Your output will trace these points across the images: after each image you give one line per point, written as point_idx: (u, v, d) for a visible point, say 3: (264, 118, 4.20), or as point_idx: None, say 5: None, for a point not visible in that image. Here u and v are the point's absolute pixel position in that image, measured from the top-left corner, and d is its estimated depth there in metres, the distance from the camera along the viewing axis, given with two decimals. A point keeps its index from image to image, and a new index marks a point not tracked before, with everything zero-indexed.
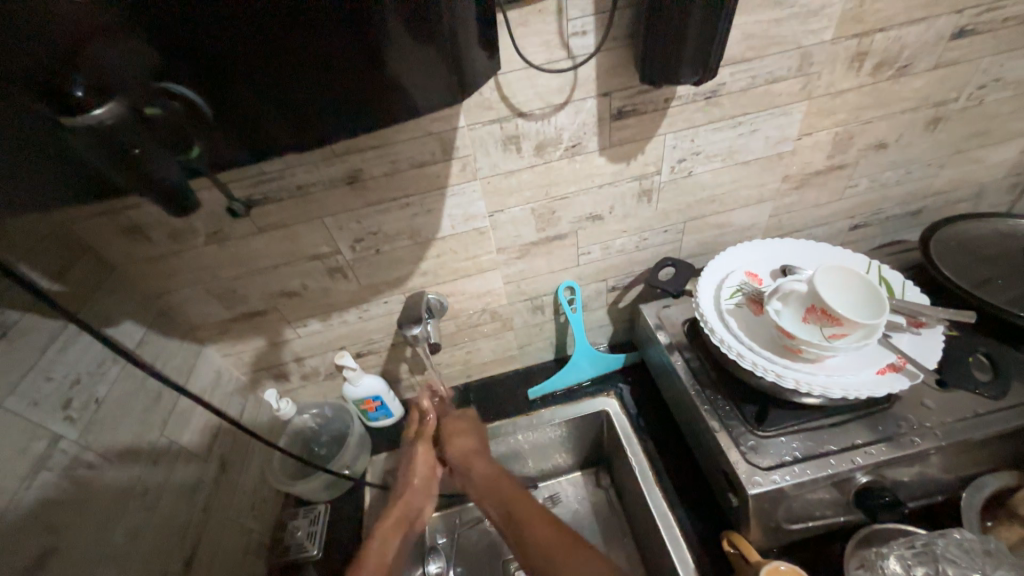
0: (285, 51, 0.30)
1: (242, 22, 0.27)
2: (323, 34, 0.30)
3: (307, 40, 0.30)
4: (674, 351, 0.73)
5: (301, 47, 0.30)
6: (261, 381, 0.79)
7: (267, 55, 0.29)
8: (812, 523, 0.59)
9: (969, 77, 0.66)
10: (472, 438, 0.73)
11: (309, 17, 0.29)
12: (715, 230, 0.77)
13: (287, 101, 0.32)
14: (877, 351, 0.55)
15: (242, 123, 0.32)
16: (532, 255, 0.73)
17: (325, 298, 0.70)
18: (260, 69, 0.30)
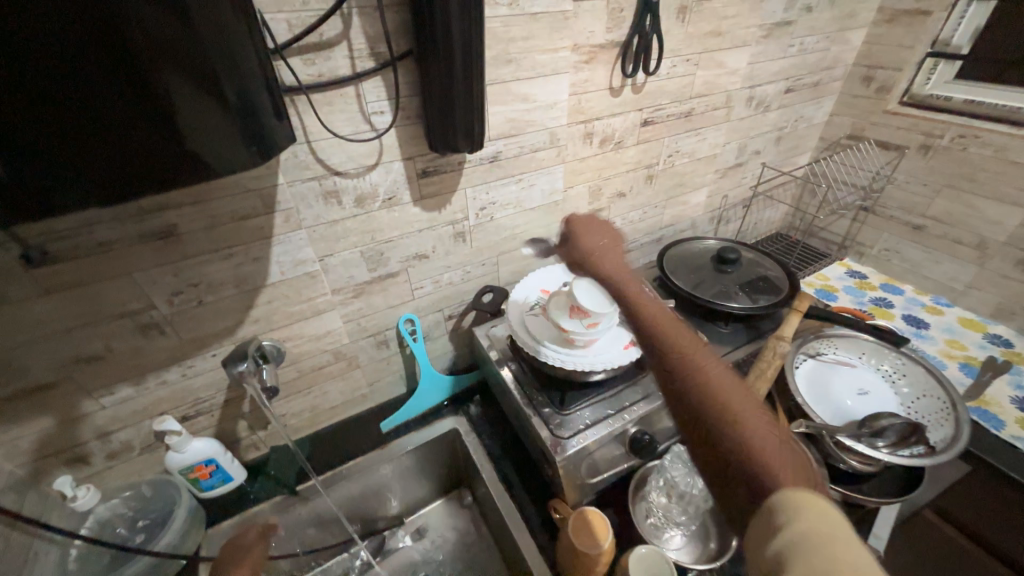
0: (78, 125, 0.34)
1: (29, 101, 0.31)
2: (116, 116, 0.35)
3: (100, 116, 0.34)
4: (502, 363, 0.87)
5: (90, 126, 0.34)
6: (48, 470, 0.68)
7: (60, 128, 0.33)
8: (604, 476, 0.75)
9: (660, 149, 1.01)
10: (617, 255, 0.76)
11: (99, 98, 0.34)
12: (522, 260, 0.97)
13: (73, 168, 0.35)
14: (623, 333, 0.77)
15: (37, 187, 0.35)
16: (368, 293, 0.81)
17: (137, 359, 0.66)
18: (48, 145, 0.34)
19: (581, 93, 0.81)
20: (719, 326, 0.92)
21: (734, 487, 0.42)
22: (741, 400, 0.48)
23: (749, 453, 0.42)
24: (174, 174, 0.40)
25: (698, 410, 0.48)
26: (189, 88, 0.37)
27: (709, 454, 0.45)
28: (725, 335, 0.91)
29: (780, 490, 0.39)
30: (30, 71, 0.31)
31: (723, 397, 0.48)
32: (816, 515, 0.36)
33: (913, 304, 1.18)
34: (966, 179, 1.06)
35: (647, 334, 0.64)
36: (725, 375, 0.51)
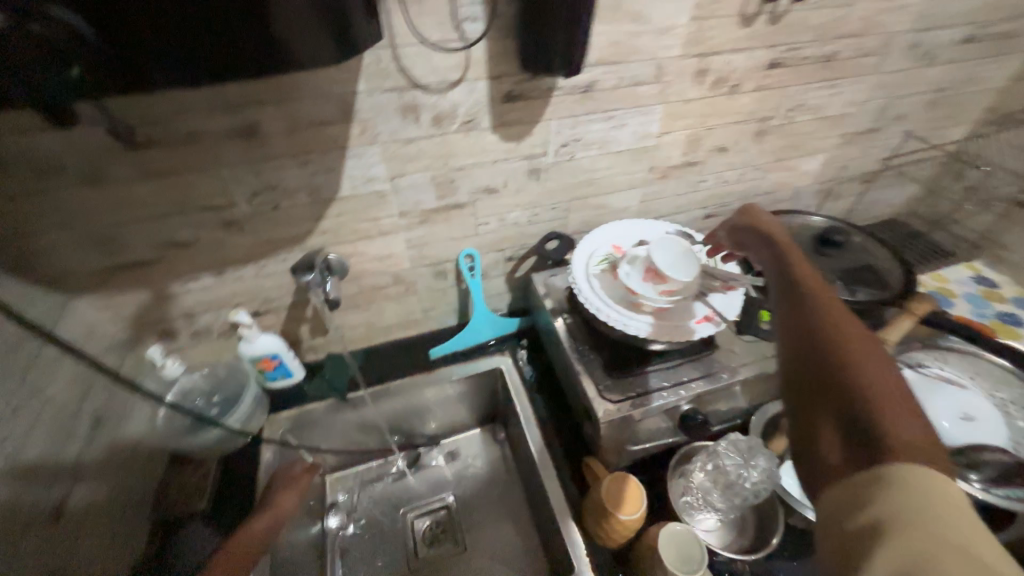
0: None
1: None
2: None
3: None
4: (556, 313, 0.84)
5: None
6: (144, 339, 0.76)
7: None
8: (648, 444, 0.74)
9: (782, 100, 0.85)
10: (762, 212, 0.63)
11: None
12: (595, 210, 0.90)
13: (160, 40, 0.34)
14: (695, 307, 0.70)
15: (123, 57, 0.34)
16: (433, 221, 0.79)
17: (218, 252, 0.69)
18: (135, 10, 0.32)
19: (705, 17, 0.68)
20: None
21: (829, 440, 0.35)
22: (879, 352, 0.37)
23: (868, 407, 0.34)
24: (250, 60, 0.37)
25: (807, 342, 0.40)
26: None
27: (810, 398, 0.37)
28: None
29: (892, 460, 0.32)
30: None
31: (859, 344, 0.37)
32: (940, 496, 0.30)
33: None
34: None
35: (775, 264, 0.52)
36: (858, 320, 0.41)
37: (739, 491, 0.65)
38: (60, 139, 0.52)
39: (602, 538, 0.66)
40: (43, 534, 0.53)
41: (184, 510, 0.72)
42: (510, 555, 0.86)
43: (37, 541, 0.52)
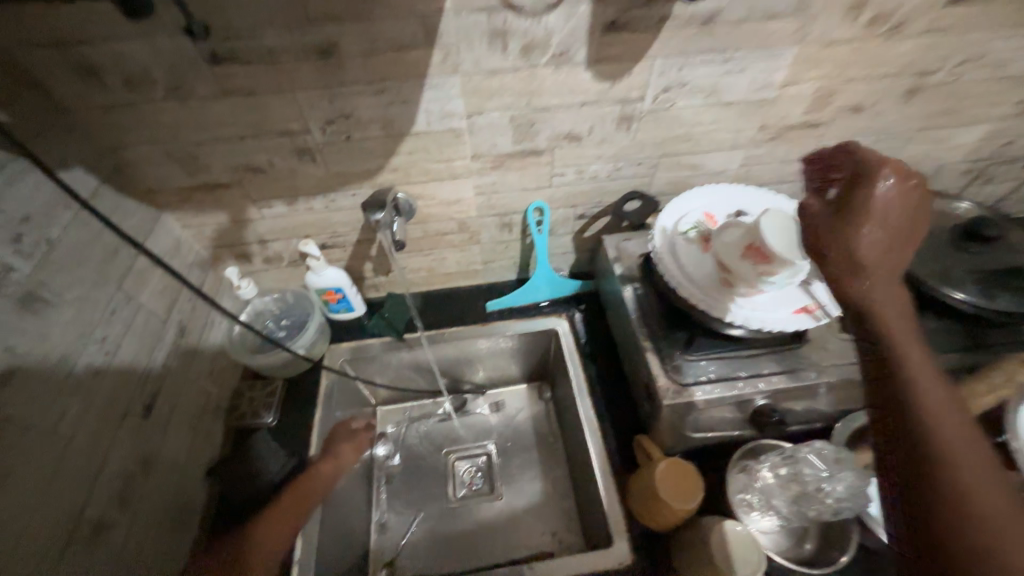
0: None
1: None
2: None
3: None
4: (626, 281, 0.77)
5: None
6: (223, 259, 0.80)
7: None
8: (712, 434, 0.68)
9: (953, 49, 0.68)
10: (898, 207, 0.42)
11: None
12: (686, 170, 0.79)
13: None
14: (798, 294, 0.61)
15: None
16: (506, 167, 0.73)
17: (292, 180, 0.69)
18: None
19: None
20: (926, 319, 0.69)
21: None
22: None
23: None
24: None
25: (927, 500, 0.36)
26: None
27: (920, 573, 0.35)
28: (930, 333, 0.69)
29: None
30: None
31: (994, 531, 0.33)
32: None
33: None
34: None
35: (870, 327, 0.42)
36: (978, 452, 0.36)
37: (814, 501, 0.58)
38: (148, 47, 0.51)
39: (643, 517, 0.64)
40: (136, 427, 0.59)
41: (253, 422, 0.77)
42: (545, 512, 0.86)
43: (130, 432, 0.58)
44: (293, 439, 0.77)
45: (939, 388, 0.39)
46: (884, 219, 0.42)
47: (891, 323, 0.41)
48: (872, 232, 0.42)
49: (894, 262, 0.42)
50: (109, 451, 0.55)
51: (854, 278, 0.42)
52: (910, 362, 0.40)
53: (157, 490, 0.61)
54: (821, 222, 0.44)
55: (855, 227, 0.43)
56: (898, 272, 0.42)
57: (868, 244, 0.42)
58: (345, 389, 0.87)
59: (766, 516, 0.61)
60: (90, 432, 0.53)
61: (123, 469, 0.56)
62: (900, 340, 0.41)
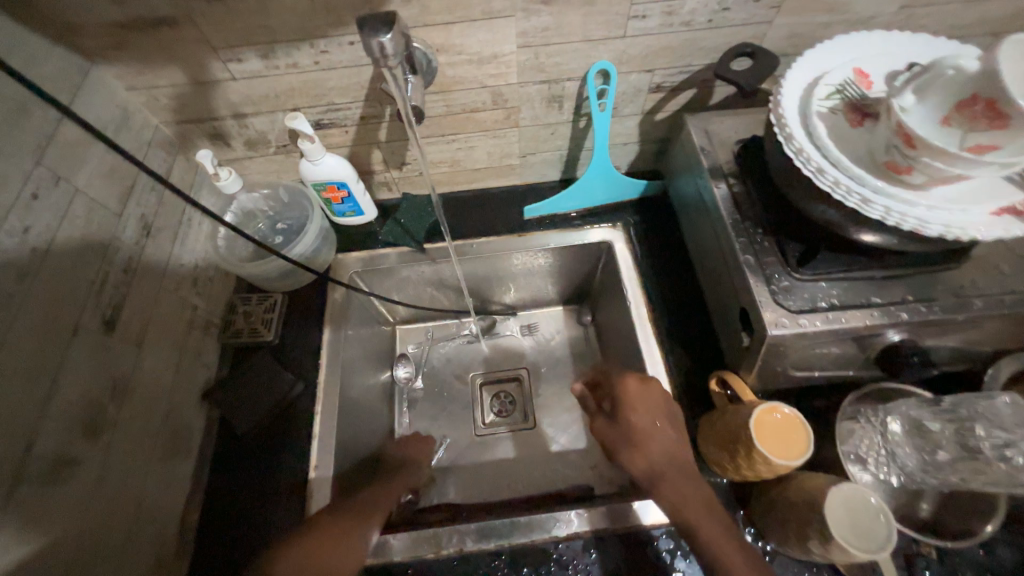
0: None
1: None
2: None
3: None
4: (717, 177, 0.58)
5: None
6: (193, 139, 0.63)
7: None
8: (818, 374, 0.54)
9: None
10: (636, 418, 0.53)
11: None
12: (822, 14, 0.55)
13: None
14: (1002, 188, 0.41)
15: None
16: (565, 1, 0.51)
17: (263, 15, 0.49)
18: None
19: None
20: None
21: None
22: None
23: None
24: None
25: None
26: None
27: None
28: None
29: None
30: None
31: None
32: None
33: None
34: None
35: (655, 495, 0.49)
36: (719, 514, 0.46)
37: (982, 469, 0.42)
38: None
39: (719, 467, 0.52)
40: (97, 345, 0.47)
41: (252, 341, 0.66)
42: (584, 444, 0.77)
43: (87, 351, 0.46)
44: (299, 363, 0.66)
45: (728, 542, 0.44)
46: (645, 428, 0.52)
47: (659, 469, 0.50)
48: (660, 426, 0.52)
49: (664, 445, 0.51)
50: (59, 374, 0.43)
51: (627, 452, 0.51)
52: (700, 527, 0.45)
53: (137, 418, 0.51)
54: (602, 429, 0.55)
55: (629, 430, 0.52)
56: (668, 448, 0.51)
57: (637, 430, 0.52)
58: (358, 307, 0.74)
59: (882, 473, 0.49)
60: (26, 351, 0.41)
61: (85, 393, 0.45)
62: (688, 509, 0.46)
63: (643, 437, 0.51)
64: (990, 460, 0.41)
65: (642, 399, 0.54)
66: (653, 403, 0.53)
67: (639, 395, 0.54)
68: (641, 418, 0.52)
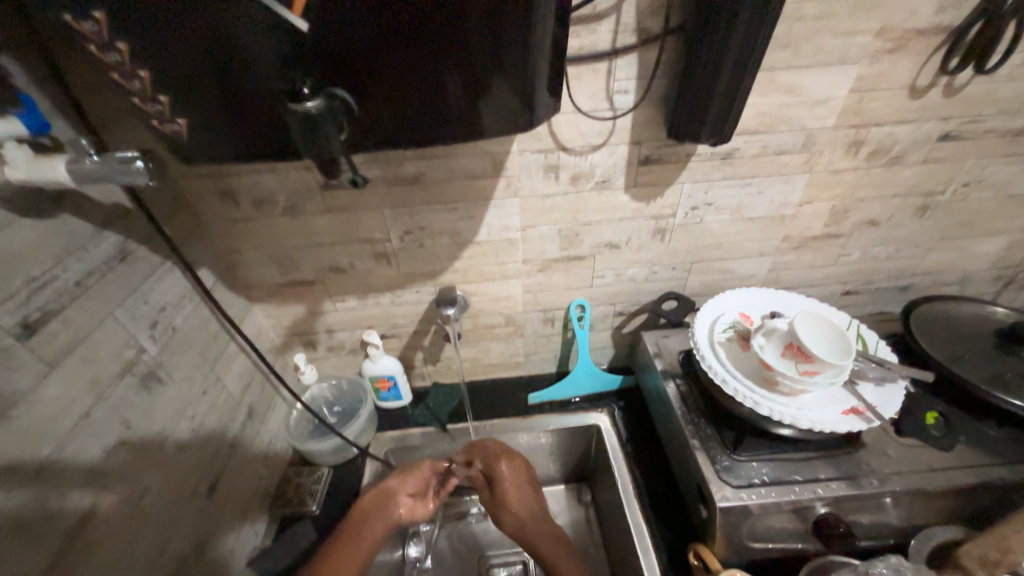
0: (404, 65, 0.37)
1: (372, 28, 0.35)
2: (430, 53, 0.37)
3: (421, 64, 0.37)
4: (668, 377, 0.80)
5: (401, 62, 0.37)
6: (292, 346, 0.88)
7: (387, 63, 0.37)
8: (773, 546, 0.65)
9: (954, 175, 0.76)
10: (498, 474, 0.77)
11: (415, 47, 0.36)
12: (718, 274, 0.86)
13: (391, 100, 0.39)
14: (843, 395, 0.61)
15: (359, 124, 0.40)
16: (552, 270, 0.82)
17: (368, 279, 0.79)
18: (383, 69, 0.37)
19: (867, 89, 0.65)
20: (988, 424, 0.68)
21: None
22: None
23: None
24: (443, 131, 0.43)
25: None
26: (490, 44, 0.38)
27: None
28: (993, 440, 0.67)
29: None
30: (381, 14, 0.34)
31: None
32: None
33: None
34: None
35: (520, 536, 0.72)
36: None
37: None
38: (278, 179, 0.65)
39: None
40: (200, 506, 0.62)
41: (298, 511, 0.77)
42: None
43: (194, 511, 0.61)
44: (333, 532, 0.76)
45: None
46: (513, 493, 0.75)
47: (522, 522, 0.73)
48: (524, 496, 0.75)
49: (526, 505, 0.74)
50: (174, 530, 0.57)
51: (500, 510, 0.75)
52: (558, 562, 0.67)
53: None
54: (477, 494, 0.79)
55: (499, 494, 0.75)
56: (529, 508, 0.74)
57: (504, 493, 0.75)
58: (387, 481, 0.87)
59: None
60: (165, 508, 0.56)
61: (182, 548, 0.58)
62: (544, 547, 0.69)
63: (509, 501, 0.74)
64: None
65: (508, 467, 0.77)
66: (519, 477, 0.76)
67: (511, 471, 0.77)
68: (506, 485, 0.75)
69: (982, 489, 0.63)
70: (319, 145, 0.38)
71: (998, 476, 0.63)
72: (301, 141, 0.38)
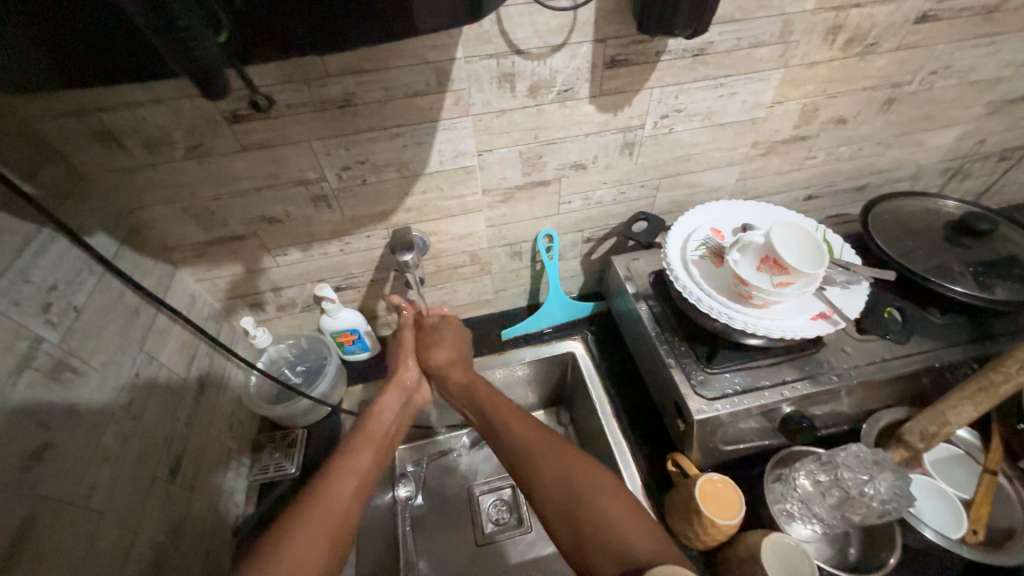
0: None
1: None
2: None
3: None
4: (640, 299, 0.78)
5: None
6: (237, 309, 0.79)
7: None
8: (742, 446, 0.69)
9: (924, 61, 0.73)
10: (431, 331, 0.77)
11: None
12: (687, 189, 0.82)
13: None
14: (812, 302, 0.62)
15: (241, 14, 0.30)
16: (516, 199, 0.75)
17: (309, 227, 0.70)
18: None
19: None
20: (933, 312, 0.73)
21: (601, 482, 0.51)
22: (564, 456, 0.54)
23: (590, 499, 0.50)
24: (365, 29, 0.33)
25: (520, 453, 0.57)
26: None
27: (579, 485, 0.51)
28: (936, 326, 0.72)
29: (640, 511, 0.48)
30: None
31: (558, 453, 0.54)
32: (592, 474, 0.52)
33: None
34: None
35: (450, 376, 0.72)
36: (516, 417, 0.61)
37: (856, 505, 0.58)
38: (168, 113, 0.52)
39: (685, 538, 0.63)
40: (165, 491, 0.57)
41: (278, 476, 0.75)
42: None
43: (159, 497, 0.56)
44: None
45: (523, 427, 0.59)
46: (446, 339, 0.76)
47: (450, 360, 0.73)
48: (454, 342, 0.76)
49: (454, 348, 0.75)
50: (138, 522, 0.52)
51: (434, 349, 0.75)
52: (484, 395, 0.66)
53: (187, 556, 0.59)
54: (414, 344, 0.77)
55: (433, 338, 0.77)
56: (455, 349, 0.75)
57: (439, 337, 0.76)
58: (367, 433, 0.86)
59: (809, 525, 0.62)
60: (122, 503, 0.51)
61: (154, 536, 0.54)
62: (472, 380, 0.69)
63: (442, 344, 0.75)
64: (858, 495, 0.57)
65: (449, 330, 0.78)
66: (453, 330, 0.78)
67: (444, 326, 0.79)
68: (443, 334, 0.77)
69: (925, 372, 0.69)
70: (190, 54, 0.29)
71: (939, 359, 0.68)
72: (161, 44, 0.28)
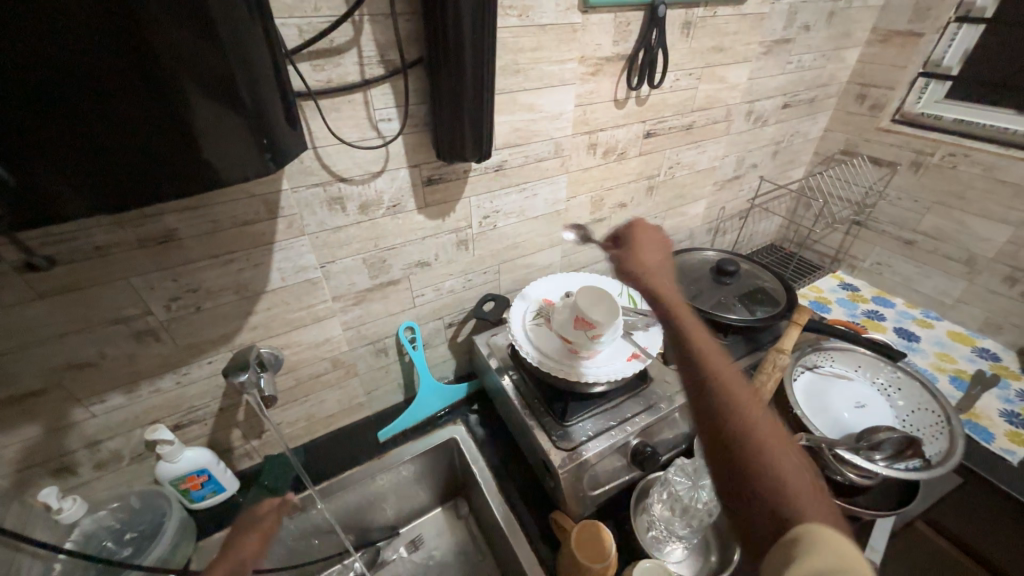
0: (79, 125, 0.32)
1: (14, 83, 0.29)
2: (117, 110, 0.33)
3: (104, 117, 0.33)
4: (502, 372, 0.86)
5: (82, 121, 0.32)
6: (33, 482, 0.65)
7: (51, 118, 0.31)
8: (610, 486, 0.76)
9: (661, 161, 1.02)
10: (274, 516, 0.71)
11: (95, 104, 0.32)
12: (523, 269, 0.97)
13: (73, 164, 0.33)
14: (626, 346, 0.77)
15: (15, 195, 0.32)
16: (369, 300, 0.80)
17: (133, 365, 0.64)
18: (49, 133, 0.31)
19: (586, 104, 0.81)
20: (720, 337, 0.94)
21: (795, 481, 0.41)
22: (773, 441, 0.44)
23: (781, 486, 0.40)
24: (167, 188, 0.38)
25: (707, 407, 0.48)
26: (200, 92, 0.36)
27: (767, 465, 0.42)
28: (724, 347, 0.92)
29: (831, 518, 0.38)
30: (26, 65, 0.29)
31: (760, 428, 0.45)
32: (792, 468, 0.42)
33: (905, 317, 1.19)
34: (957, 196, 1.07)
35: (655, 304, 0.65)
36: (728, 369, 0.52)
37: (692, 511, 0.67)
38: None
39: None
40: None
41: None
42: None
43: None
44: None
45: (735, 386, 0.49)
46: (639, 258, 0.73)
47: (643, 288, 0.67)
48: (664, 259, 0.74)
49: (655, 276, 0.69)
50: None
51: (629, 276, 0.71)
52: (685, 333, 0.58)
53: None
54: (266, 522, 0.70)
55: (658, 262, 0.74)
56: (659, 275, 0.70)
57: (637, 262, 0.72)
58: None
59: (674, 545, 0.70)
60: None
61: None
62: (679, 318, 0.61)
63: (641, 266, 0.71)
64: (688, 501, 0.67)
65: (645, 239, 0.77)
66: (654, 245, 0.76)
67: (648, 240, 0.77)
68: (650, 262, 0.73)
69: None
70: None
71: None
72: None
